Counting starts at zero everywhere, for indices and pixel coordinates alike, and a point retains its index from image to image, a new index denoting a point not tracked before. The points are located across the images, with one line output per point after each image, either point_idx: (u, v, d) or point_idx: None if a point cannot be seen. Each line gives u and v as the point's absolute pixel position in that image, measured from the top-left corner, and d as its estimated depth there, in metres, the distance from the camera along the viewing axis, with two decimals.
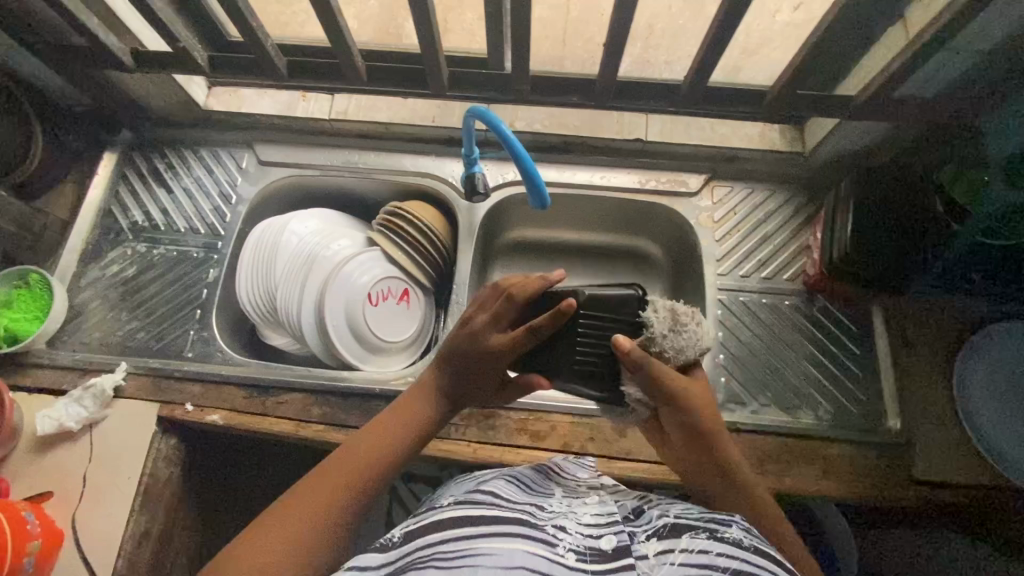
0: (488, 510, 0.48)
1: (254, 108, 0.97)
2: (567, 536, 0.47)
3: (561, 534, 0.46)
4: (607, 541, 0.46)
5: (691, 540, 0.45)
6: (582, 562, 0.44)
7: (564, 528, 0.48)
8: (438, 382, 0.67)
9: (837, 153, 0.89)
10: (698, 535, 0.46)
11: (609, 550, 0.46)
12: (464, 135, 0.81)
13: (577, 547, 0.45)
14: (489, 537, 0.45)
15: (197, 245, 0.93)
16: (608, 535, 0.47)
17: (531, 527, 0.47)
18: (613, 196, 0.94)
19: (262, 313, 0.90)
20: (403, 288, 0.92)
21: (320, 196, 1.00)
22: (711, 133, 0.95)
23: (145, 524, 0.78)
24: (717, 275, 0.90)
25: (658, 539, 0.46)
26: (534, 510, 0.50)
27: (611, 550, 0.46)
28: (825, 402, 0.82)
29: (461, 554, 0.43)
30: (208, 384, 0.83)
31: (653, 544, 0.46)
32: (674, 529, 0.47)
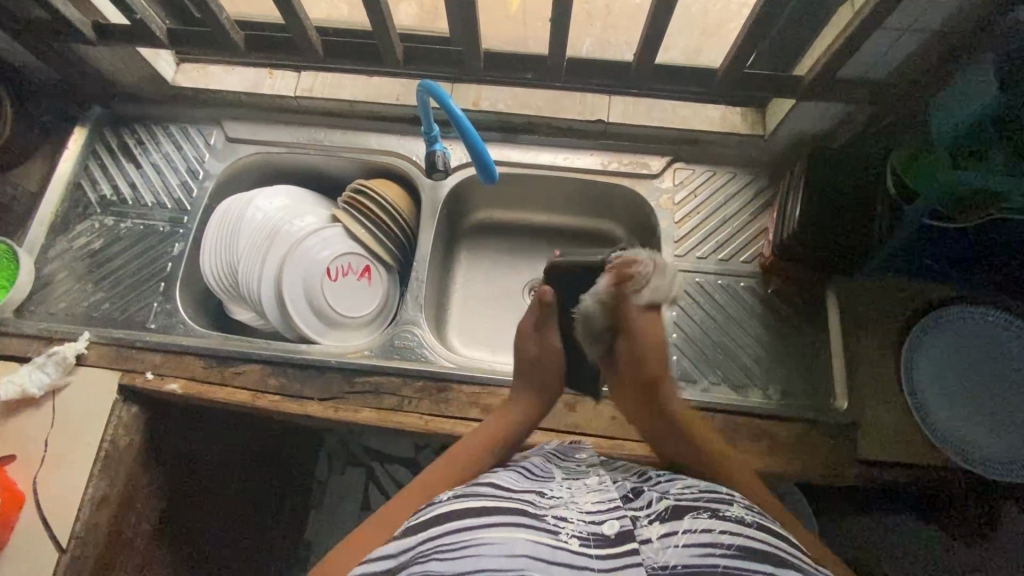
0: (496, 503, 0.53)
1: (221, 84, 0.98)
2: (568, 524, 0.51)
3: (563, 522, 0.51)
4: (609, 526, 0.51)
5: (693, 520, 0.50)
6: (586, 546, 0.48)
7: (567, 516, 0.52)
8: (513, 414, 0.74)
9: (796, 136, 0.90)
10: (700, 514, 0.51)
11: (612, 534, 0.50)
12: (422, 113, 0.82)
13: (580, 532, 0.50)
14: (494, 529, 0.49)
15: (164, 219, 0.95)
16: (610, 521, 0.51)
17: (536, 518, 0.51)
18: (575, 177, 0.95)
19: (224, 287, 0.91)
20: (364, 264, 0.93)
21: (288, 174, 1.01)
22: (674, 115, 0.95)
23: (104, 488, 0.80)
24: (675, 256, 0.91)
25: (661, 522, 0.51)
26: (537, 500, 0.54)
27: (614, 534, 0.50)
28: (774, 381, 0.84)
29: (463, 546, 0.48)
30: (168, 353, 0.85)
31: (655, 527, 0.50)
32: (675, 512, 0.52)
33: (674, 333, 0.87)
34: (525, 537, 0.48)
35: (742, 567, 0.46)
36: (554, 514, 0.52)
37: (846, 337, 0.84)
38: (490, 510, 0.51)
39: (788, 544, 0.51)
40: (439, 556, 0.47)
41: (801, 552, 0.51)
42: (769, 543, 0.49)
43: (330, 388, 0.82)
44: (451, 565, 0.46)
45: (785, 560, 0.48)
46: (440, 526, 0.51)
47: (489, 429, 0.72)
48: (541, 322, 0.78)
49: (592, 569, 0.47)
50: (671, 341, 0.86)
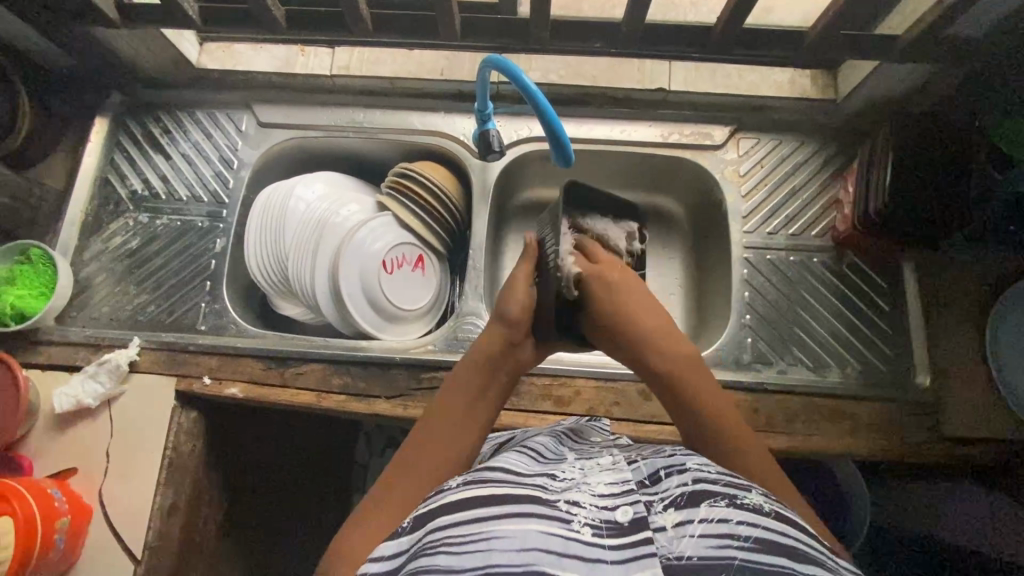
0: (502, 489, 0.49)
1: (251, 65, 0.91)
2: (581, 510, 0.48)
3: (576, 509, 0.48)
4: (624, 513, 0.47)
5: (711, 509, 0.47)
6: (598, 537, 0.45)
7: (579, 501, 0.49)
8: (489, 359, 0.70)
9: (874, 99, 0.84)
10: (717, 503, 0.48)
11: (626, 521, 0.47)
12: (478, 89, 0.76)
13: (593, 520, 0.46)
14: (503, 517, 0.46)
15: (201, 214, 0.90)
16: (624, 506, 0.48)
17: (546, 504, 0.48)
18: (633, 151, 0.90)
19: (273, 282, 0.87)
20: (417, 253, 0.88)
21: (325, 159, 0.96)
22: (738, 80, 0.89)
23: (172, 496, 0.78)
24: (742, 233, 0.87)
25: (676, 509, 0.48)
26: (549, 483, 0.51)
27: (627, 522, 0.47)
28: (852, 360, 0.81)
29: (471, 539, 0.45)
30: (224, 356, 0.81)
31: (669, 515, 0.48)
32: (692, 498, 0.49)
33: (747, 314, 0.83)
34: (534, 528, 0.45)
35: (760, 562, 0.44)
36: (567, 499, 0.49)
37: (927, 310, 0.81)
38: (502, 499, 0.48)
39: (807, 532, 0.49)
40: (441, 550, 0.44)
41: (818, 542, 0.49)
42: (786, 535, 0.46)
43: (396, 385, 0.79)
44: (460, 558, 0.44)
45: (801, 552, 0.45)
46: (446, 518, 0.47)
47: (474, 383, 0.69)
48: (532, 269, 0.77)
49: (605, 563, 0.44)
50: (743, 323, 0.83)
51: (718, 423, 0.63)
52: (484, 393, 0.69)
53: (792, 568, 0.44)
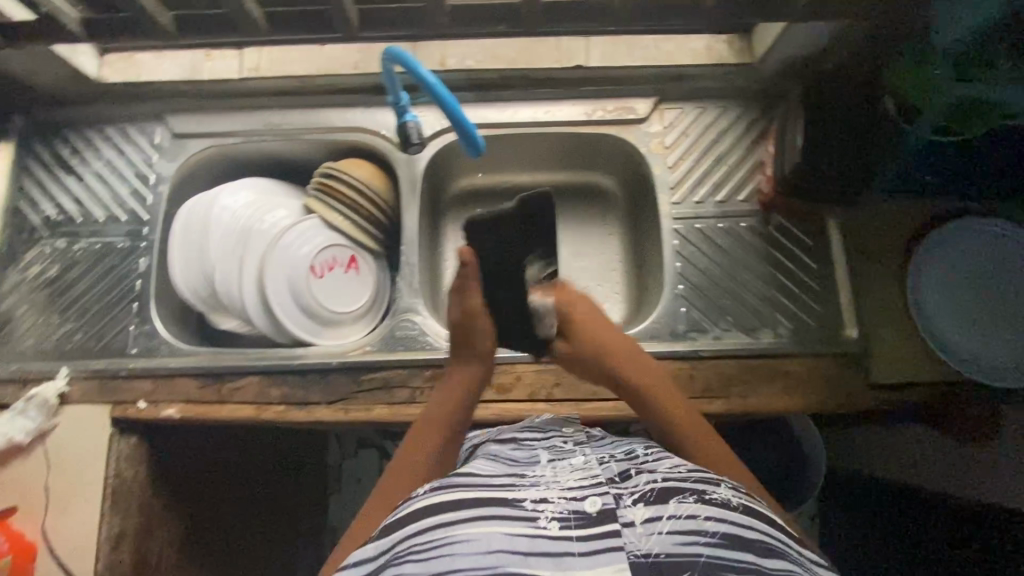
0: (473, 491, 0.50)
1: (157, 74, 0.88)
2: (549, 506, 0.49)
3: (544, 506, 0.49)
4: (591, 504, 0.49)
5: (679, 506, 0.48)
6: (566, 530, 0.47)
7: (548, 498, 0.50)
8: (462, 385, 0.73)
9: (790, 59, 0.84)
10: (686, 499, 0.49)
11: (594, 513, 0.48)
12: (386, 79, 0.75)
13: (560, 514, 0.48)
14: (472, 520, 0.47)
15: (121, 234, 0.87)
16: (592, 498, 0.49)
17: (514, 505, 0.49)
18: (559, 130, 0.90)
19: (204, 298, 0.85)
20: (349, 255, 0.86)
21: (249, 165, 0.93)
22: (655, 51, 0.89)
23: (119, 524, 0.77)
24: (671, 204, 0.87)
25: (645, 504, 0.49)
26: (519, 484, 0.52)
27: (596, 513, 0.48)
28: (784, 320, 0.83)
29: (437, 544, 0.46)
30: (158, 379, 0.80)
31: (639, 510, 0.48)
32: (659, 493, 0.50)
33: (680, 285, 0.84)
34: (500, 529, 0.46)
35: (725, 557, 0.45)
36: (534, 498, 0.49)
37: (853, 263, 0.83)
38: (470, 502, 0.49)
39: (771, 522, 0.51)
40: (410, 556, 0.46)
41: (783, 534, 0.51)
42: (751, 529, 0.48)
43: (337, 390, 0.78)
44: (427, 564, 0.45)
45: (765, 546, 0.47)
46: (413, 524, 0.49)
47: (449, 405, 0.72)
48: (460, 285, 0.76)
49: (573, 557, 0.45)
50: (677, 293, 0.84)
51: (679, 418, 0.68)
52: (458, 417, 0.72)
53: (756, 563, 0.46)
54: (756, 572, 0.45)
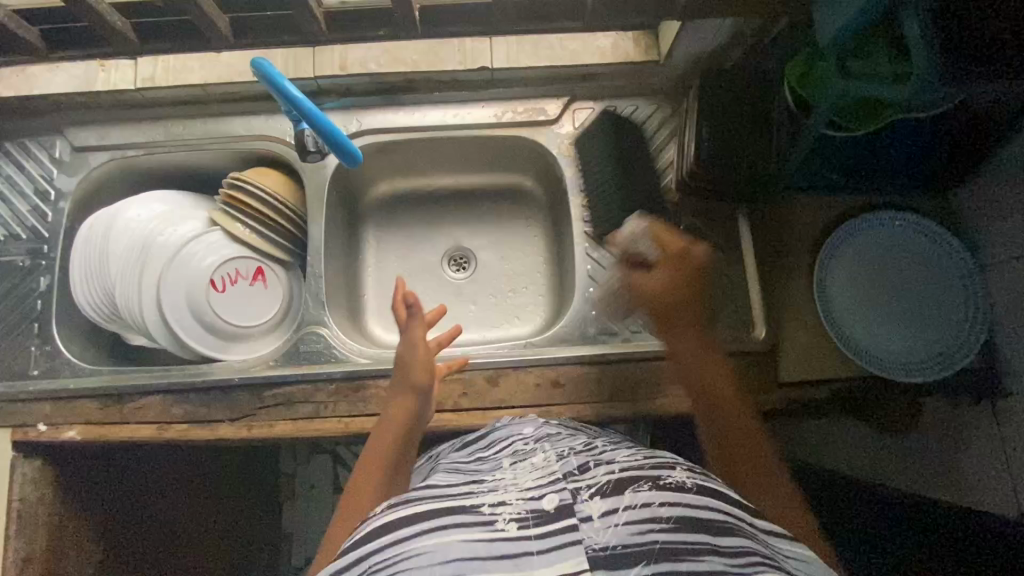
0: (431, 504, 0.49)
1: (48, 88, 0.84)
2: (506, 509, 0.47)
3: (502, 508, 0.47)
4: (549, 501, 0.47)
5: (634, 495, 0.47)
6: (524, 529, 0.45)
7: (505, 500, 0.48)
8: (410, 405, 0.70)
9: (696, 57, 0.83)
10: (640, 488, 0.48)
11: (552, 509, 0.47)
12: (262, 80, 0.64)
13: (519, 514, 0.46)
14: (428, 534, 0.45)
15: (22, 252, 0.85)
16: (550, 495, 0.48)
17: (471, 512, 0.47)
18: (468, 134, 0.89)
19: (107, 316, 0.83)
20: (255, 266, 0.85)
21: (157, 177, 0.92)
22: (561, 51, 0.86)
23: (24, 549, 0.76)
24: (583, 207, 0.86)
25: (601, 497, 0.47)
26: (476, 490, 0.51)
27: (554, 509, 0.47)
28: (695, 320, 0.82)
29: (395, 561, 0.44)
30: (57, 401, 0.78)
31: (595, 504, 0.47)
32: (615, 485, 0.49)
33: (591, 288, 0.84)
34: (459, 537, 0.44)
35: (682, 542, 0.44)
36: (492, 503, 0.48)
37: (759, 260, 0.83)
38: (426, 515, 0.47)
39: (732, 503, 0.50)
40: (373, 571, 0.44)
41: (743, 511, 0.50)
42: (706, 509, 0.47)
43: (241, 407, 0.77)
44: None
45: (720, 525, 0.46)
46: (372, 540, 0.46)
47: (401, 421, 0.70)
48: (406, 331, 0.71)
49: (531, 555, 0.43)
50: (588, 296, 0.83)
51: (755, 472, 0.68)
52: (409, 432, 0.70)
53: (711, 543, 0.45)
54: (712, 552, 0.44)
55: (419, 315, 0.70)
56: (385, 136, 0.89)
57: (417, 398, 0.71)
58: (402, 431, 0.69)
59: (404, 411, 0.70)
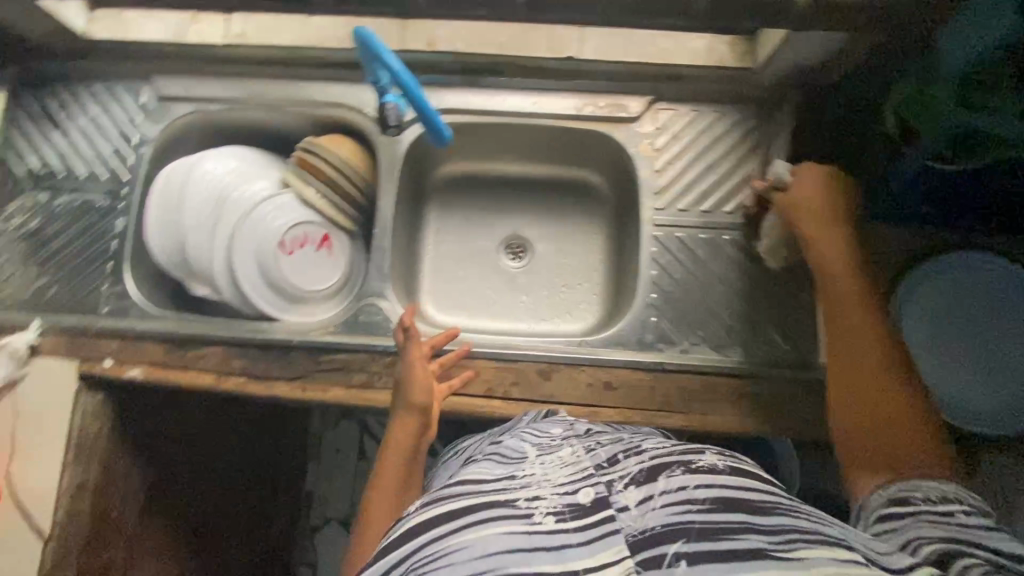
0: (466, 498, 0.48)
1: (142, 33, 0.87)
2: (541, 502, 0.47)
3: (537, 502, 0.47)
4: (584, 494, 0.47)
5: (667, 481, 0.47)
6: (561, 522, 0.44)
7: (539, 494, 0.48)
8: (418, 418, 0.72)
9: (793, 69, 0.80)
10: (673, 473, 0.48)
11: (587, 503, 0.46)
12: (359, 49, 0.73)
13: (554, 508, 0.46)
14: (465, 528, 0.45)
15: (101, 193, 0.87)
16: (585, 489, 0.47)
17: (506, 504, 0.47)
18: (545, 123, 0.87)
19: (177, 264, 0.85)
20: (323, 233, 0.86)
21: (230, 133, 0.93)
22: (653, 48, 0.85)
23: (80, 476, 0.80)
24: (654, 209, 0.84)
25: (635, 486, 0.48)
26: (508, 484, 0.50)
27: (589, 503, 0.46)
28: (757, 339, 0.80)
29: (436, 556, 0.44)
30: (125, 339, 0.81)
31: (630, 493, 0.47)
32: (648, 473, 0.49)
33: (653, 294, 0.82)
34: (496, 530, 0.44)
35: (721, 519, 0.43)
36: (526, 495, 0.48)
37: None
38: (461, 509, 0.47)
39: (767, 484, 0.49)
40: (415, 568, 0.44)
41: (779, 489, 0.49)
42: (744, 489, 0.46)
43: (296, 367, 0.79)
44: None
45: (756, 503, 0.45)
46: (410, 541, 0.46)
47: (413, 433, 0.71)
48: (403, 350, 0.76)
49: (571, 548, 0.43)
50: (649, 302, 0.82)
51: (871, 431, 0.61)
52: (419, 444, 0.72)
53: (750, 520, 0.44)
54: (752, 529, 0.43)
55: (416, 336, 0.76)
56: (461, 117, 0.87)
57: (421, 417, 0.72)
58: (415, 442, 0.71)
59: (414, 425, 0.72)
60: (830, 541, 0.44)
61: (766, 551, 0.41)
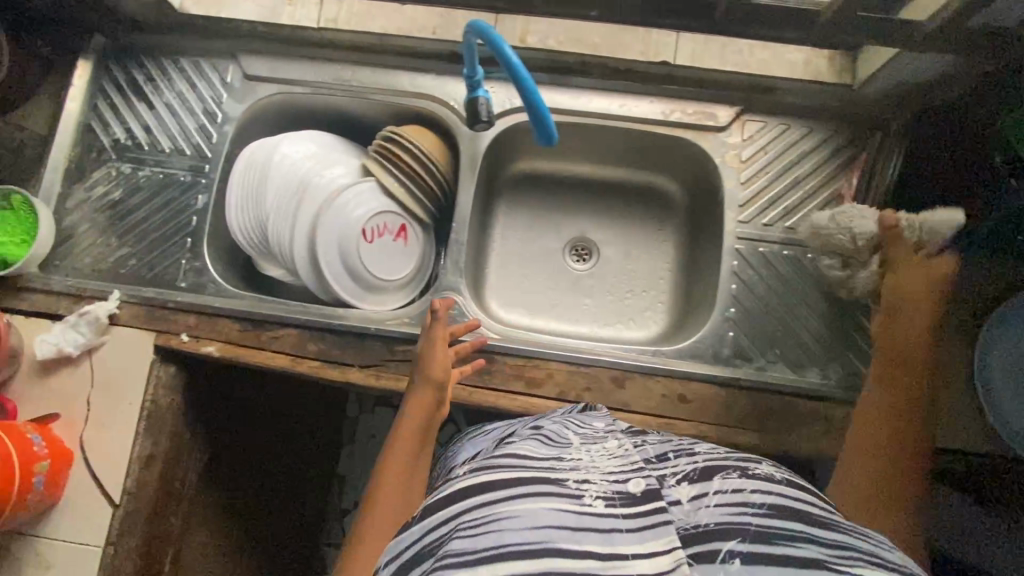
0: (512, 470, 0.45)
1: (236, 12, 0.88)
2: (591, 485, 0.44)
3: (586, 485, 0.44)
4: (636, 484, 0.44)
5: (723, 481, 0.45)
6: (611, 507, 0.42)
7: (589, 478, 0.45)
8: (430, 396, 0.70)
9: (891, 88, 0.79)
10: (728, 475, 0.46)
11: (638, 492, 0.44)
12: (465, 52, 0.72)
13: (605, 492, 0.43)
14: (515, 497, 0.42)
15: (184, 168, 0.88)
16: (636, 479, 0.45)
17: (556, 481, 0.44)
18: (630, 126, 0.86)
19: (256, 245, 0.86)
20: (400, 223, 0.86)
21: (311, 117, 0.93)
22: (750, 58, 0.84)
23: (150, 447, 0.80)
24: (737, 222, 0.83)
25: (689, 483, 0.46)
26: (556, 462, 0.47)
27: (640, 492, 0.44)
28: (835, 362, 0.79)
29: (485, 520, 0.41)
30: (202, 316, 0.82)
31: (683, 489, 0.45)
32: (702, 473, 0.46)
33: (732, 308, 0.81)
34: (547, 504, 0.41)
35: (779, 528, 0.41)
36: (577, 477, 0.45)
37: None
38: (510, 479, 0.44)
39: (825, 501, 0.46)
40: (457, 531, 0.41)
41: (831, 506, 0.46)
42: (805, 501, 0.44)
43: (370, 355, 0.79)
44: (476, 542, 0.40)
45: (819, 517, 0.42)
46: (453, 504, 0.44)
47: (423, 412, 0.69)
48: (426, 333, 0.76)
49: (620, 533, 0.41)
50: (727, 316, 0.81)
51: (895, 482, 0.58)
52: (427, 428, 0.69)
53: (809, 532, 0.41)
54: (813, 541, 0.40)
55: (441, 319, 0.76)
56: None
57: (434, 395, 0.71)
58: (425, 422, 0.68)
59: (425, 406, 0.69)
60: (889, 566, 0.40)
61: (824, 562, 0.39)
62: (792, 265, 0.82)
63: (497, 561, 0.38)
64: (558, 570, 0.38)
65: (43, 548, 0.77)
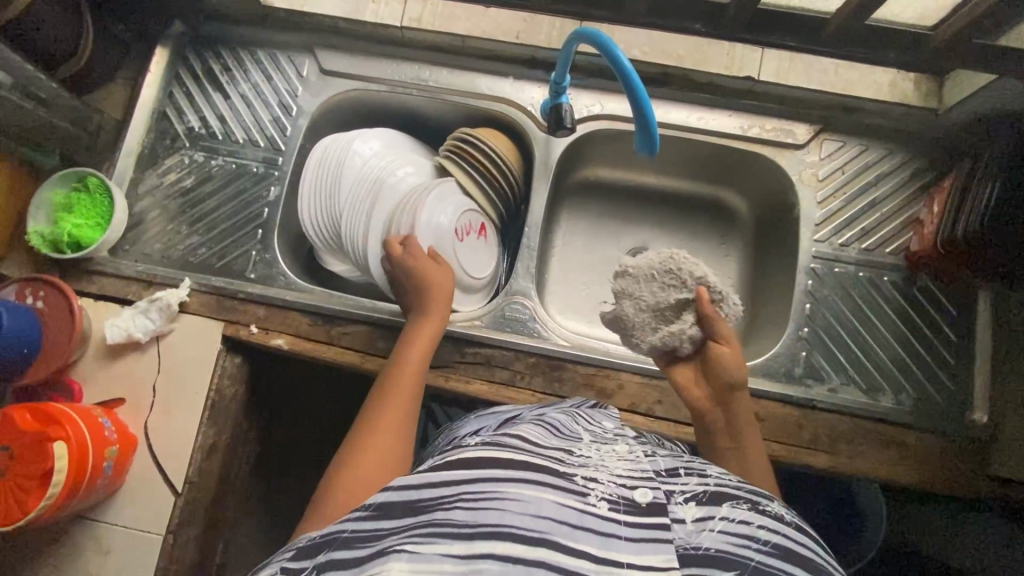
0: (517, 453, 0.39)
1: (319, 7, 0.87)
2: (598, 485, 0.38)
3: (593, 483, 0.38)
4: (642, 493, 0.38)
5: (733, 509, 0.38)
6: (615, 512, 0.36)
7: (595, 475, 0.39)
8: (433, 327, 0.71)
9: (976, 115, 0.78)
10: (740, 504, 0.39)
11: (644, 502, 0.38)
12: (559, 58, 0.74)
13: (610, 494, 0.37)
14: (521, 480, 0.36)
15: (256, 159, 0.88)
16: (642, 487, 0.39)
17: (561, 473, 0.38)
18: (708, 140, 0.85)
19: (326, 239, 0.85)
20: (481, 221, 0.87)
21: (381, 114, 0.93)
22: (835, 77, 0.83)
23: (212, 436, 0.79)
24: (814, 241, 0.83)
25: (696, 502, 0.39)
26: (563, 453, 0.41)
27: (647, 503, 0.38)
28: (908, 387, 0.78)
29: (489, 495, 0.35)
30: (271, 307, 0.82)
31: (688, 507, 0.39)
32: (713, 494, 0.40)
33: (804, 327, 0.80)
34: (551, 495, 0.36)
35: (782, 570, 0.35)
36: (584, 473, 0.39)
37: (999, 343, 0.76)
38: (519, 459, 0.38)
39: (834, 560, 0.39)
40: (456, 501, 0.35)
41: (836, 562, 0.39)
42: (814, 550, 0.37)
43: (439, 356, 0.78)
44: (476, 516, 0.34)
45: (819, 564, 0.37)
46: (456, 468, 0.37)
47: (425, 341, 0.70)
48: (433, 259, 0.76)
49: (619, 540, 0.35)
50: (800, 335, 0.80)
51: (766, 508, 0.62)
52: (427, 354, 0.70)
53: None
54: None
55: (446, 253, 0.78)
56: (621, 124, 0.87)
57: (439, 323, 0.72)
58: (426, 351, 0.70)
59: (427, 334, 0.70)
60: None
61: None
62: (864, 284, 0.81)
63: (495, 541, 0.33)
64: (553, 565, 0.33)
65: (102, 534, 0.76)
